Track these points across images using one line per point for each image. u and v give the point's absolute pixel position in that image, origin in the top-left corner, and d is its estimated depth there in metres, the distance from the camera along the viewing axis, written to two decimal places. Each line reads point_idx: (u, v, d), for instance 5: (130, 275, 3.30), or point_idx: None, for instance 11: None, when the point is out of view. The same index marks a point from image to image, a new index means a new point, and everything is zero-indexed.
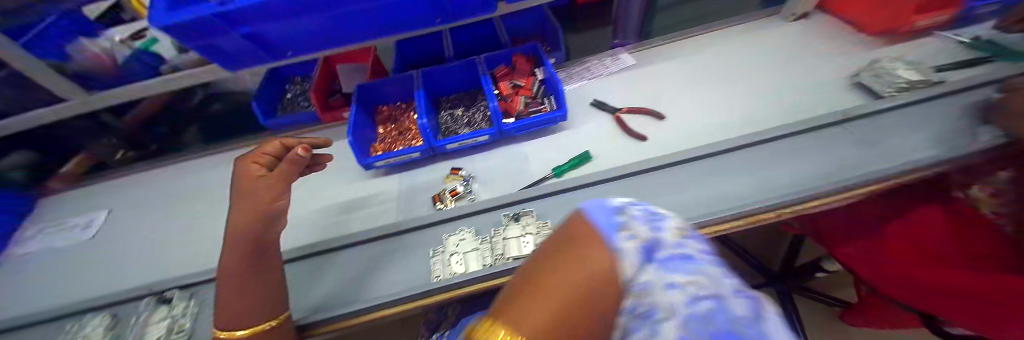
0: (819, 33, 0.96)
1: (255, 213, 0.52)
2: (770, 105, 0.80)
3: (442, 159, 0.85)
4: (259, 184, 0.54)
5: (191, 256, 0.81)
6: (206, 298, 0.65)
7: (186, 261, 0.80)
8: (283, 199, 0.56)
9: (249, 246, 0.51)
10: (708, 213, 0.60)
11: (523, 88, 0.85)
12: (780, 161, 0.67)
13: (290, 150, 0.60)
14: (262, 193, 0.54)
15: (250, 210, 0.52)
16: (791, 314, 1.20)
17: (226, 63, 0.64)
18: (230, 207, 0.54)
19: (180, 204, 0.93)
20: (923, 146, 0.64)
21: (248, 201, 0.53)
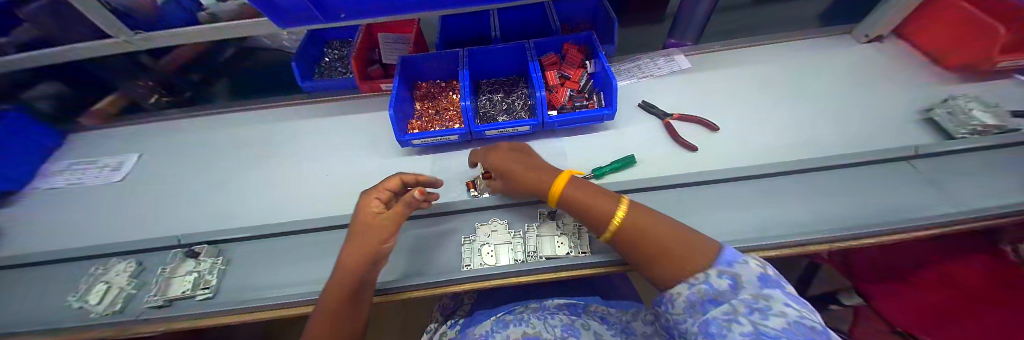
0: (881, 63, 0.92)
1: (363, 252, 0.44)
2: (826, 131, 0.76)
3: (477, 145, 0.83)
4: (373, 221, 0.46)
5: (213, 209, 0.81)
6: (234, 258, 0.67)
7: (208, 213, 0.80)
8: (389, 242, 0.47)
9: (353, 289, 0.43)
10: (760, 236, 0.57)
11: (571, 81, 0.84)
12: (840, 190, 0.63)
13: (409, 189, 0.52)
14: (376, 231, 0.45)
15: (360, 248, 0.44)
16: None
17: (275, 18, 0.61)
18: (344, 242, 0.46)
19: (207, 157, 0.94)
20: (1001, 194, 0.59)
21: (360, 234, 0.46)
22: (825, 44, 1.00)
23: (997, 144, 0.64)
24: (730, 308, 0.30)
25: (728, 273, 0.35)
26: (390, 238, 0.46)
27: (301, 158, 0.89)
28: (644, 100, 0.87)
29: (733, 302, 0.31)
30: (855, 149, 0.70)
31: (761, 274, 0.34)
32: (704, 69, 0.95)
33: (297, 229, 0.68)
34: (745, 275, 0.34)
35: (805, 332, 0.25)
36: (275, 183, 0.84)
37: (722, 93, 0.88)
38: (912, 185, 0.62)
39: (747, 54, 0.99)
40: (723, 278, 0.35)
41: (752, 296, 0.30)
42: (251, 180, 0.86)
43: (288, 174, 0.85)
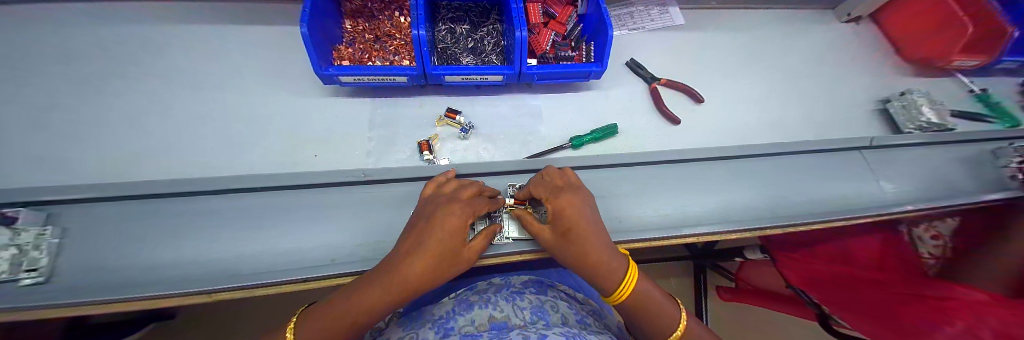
0: (859, 44, 0.90)
1: (440, 273, 0.38)
2: (800, 113, 0.75)
3: (432, 92, 0.66)
4: (464, 253, 0.40)
5: (31, 152, 0.55)
6: (80, 228, 0.47)
7: (16, 159, 0.54)
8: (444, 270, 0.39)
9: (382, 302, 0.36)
10: (728, 222, 0.56)
11: (556, 21, 0.68)
12: (804, 178, 0.63)
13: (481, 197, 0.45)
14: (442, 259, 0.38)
15: (441, 266, 0.38)
16: (701, 290, 1.23)
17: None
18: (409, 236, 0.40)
19: (10, 73, 0.62)
20: (918, 190, 0.66)
21: (442, 258, 0.38)
22: (814, 16, 0.93)
23: (933, 143, 0.70)
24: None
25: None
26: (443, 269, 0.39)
27: (179, 89, 0.63)
28: (633, 58, 0.76)
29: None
30: (822, 136, 0.71)
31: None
32: (698, 27, 0.84)
33: (181, 191, 0.50)
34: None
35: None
36: (140, 122, 0.59)
37: (710, 59, 0.80)
38: (861, 177, 0.65)
39: (741, 13, 0.89)
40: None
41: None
42: (100, 115, 0.59)
43: (161, 111, 0.61)
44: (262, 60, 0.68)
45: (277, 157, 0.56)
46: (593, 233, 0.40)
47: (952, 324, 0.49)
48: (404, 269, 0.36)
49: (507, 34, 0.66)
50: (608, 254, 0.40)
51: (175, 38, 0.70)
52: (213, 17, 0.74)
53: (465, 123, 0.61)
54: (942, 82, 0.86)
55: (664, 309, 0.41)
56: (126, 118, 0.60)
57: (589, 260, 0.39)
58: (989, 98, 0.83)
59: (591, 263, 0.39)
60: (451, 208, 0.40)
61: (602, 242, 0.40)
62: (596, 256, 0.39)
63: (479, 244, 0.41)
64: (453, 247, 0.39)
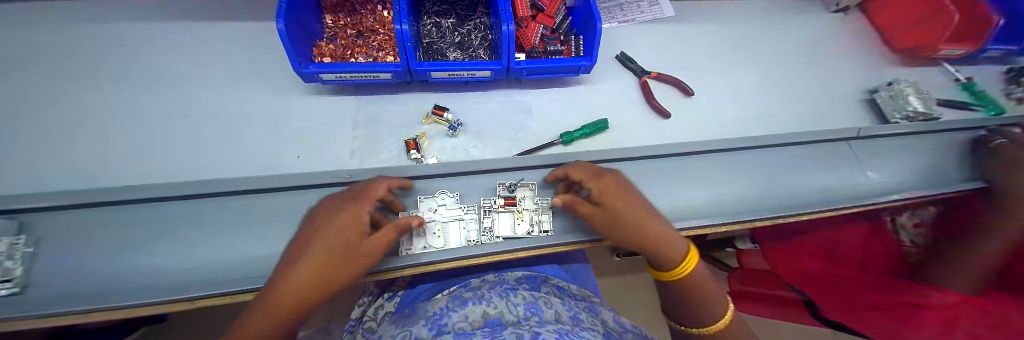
0: (849, 33, 0.90)
1: (341, 275, 0.32)
2: (790, 104, 0.75)
3: (419, 89, 0.65)
4: (367, 246, 0.34)
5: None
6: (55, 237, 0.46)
7: None
8: (335, 271, 0.31)
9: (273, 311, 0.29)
10: (719, 215, 0.56)
11: (543, 14, 0.66)
12: (792, 170, 0.64)
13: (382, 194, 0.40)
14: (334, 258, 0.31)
15: (332, 268, 0.31)
16: None
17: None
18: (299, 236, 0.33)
19: None
20: (903, 179, 0.67)
21: (333, 258, 0.31)
22: (803, 6, 0.92)
23: (919, 132, 0.71)
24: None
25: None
26: (334, 269, 0.31)
27: (151, 90, 0.60)
28: (622, 52, 0.75)
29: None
30: (809, 128, 0.71)
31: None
32: (688, 18, 0.83)
33: (160, 196, 0.48)
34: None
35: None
36: (114, 124, 0.57)
37: (701, 52, 0.79)
38: (848, 167, 0.66)
39: (732, 5, 0.88)
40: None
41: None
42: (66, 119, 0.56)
43: (134, 113, 0.58)
44: (239, 58, 0.65)
45: (258, 158, 0.54)
46: (653, 215, 0.40)
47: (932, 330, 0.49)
48: (291, 275, 0.29)
49: (494, 28, 0.64)
50: (669, 232, 0.40)
51: (146, 37, 0.67)
52: (185, 14, 0.70)
53: (453, 120, 0.60)
54: (929, 71, 0.87)
55: (716, 294, 0.42)
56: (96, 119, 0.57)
57: (655, 237, 0.39)
58: (974, 86, 0.84)
59: (660, 239, 0.39)
60: (344, 206, 0.35)
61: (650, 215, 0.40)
62: (661, 233, 0.39)
63: (386, 237, 0.35)
64: (346, 242, 0.32)
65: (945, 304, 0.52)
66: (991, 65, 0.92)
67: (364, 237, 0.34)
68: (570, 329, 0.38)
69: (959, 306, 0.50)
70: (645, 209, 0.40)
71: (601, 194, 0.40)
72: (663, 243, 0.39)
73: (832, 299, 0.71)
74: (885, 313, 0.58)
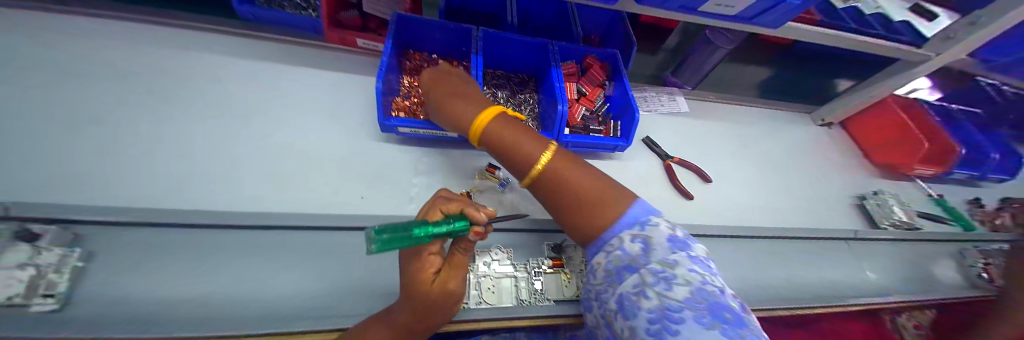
0: (834, 143, 1.05)
1: (423, 314, 0.40)
2: (794, 201, 0.84)
3: (472, 146, 0.72)
4: (434, 289, 0.39)
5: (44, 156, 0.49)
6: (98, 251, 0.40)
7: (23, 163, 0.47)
8: (429, 313, 0.40)
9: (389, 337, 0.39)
10: (748, 300, 0.60)
11: (587, 98, 0.77)
12: (805, 263, 0.70)
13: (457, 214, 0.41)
14: (427, 305, 0.39)
15: (425, 312, 0.39)
16: None
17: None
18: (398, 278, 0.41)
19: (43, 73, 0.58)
20: (899, 282, 0.74)
21: (424, 304, 0.39)
22: (793, 116, 1.09)
23: (907, 239, 0.80)
24: (640, 279, 0.35)
25: (641, 236, 0.39)
26: (427, 310, 0.39)
27: (226, 115, 0.63)
28: (648, 136, 0.85)
29: (643, 270, 0.36)
30: (812, 224, 0.79)
31: (669, 235, 0.39)
32: (702, 113, 0.96)
33: (234, 225, 0.47)
34: (656, 237, 0.38)
35: (705, 296, 0.32)
36: (183, 140, 0.58)
37: (718, 144, 0.89)
38: (849, 267, 0.72)
39: (738, 109, 1.02)
40: (636, 242, 0.39)
41: (661, 266, 0.35)
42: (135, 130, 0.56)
43: (220, 136, 0.60)
44: (315, 98, 0.72)
45: (325, 196, 0.58)
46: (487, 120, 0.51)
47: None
48: (398, 317, 0.39)
49: (546, 105, 0.75)
50: (535, 143, 0.48)
51: (229, 66, 0.72)
52: (271, 52, 0.77)
53: (505, 177, 0.66)
54: (903, 184, 1.00)
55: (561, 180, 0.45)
56: (184, 138, 0.58)
57: (497, 135, 0.50)
58: (945, 202, 0.97)
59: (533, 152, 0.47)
60: (420, 256, 0.40)
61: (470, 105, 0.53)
62: (504, 131, 0.50)
63: (451, 274, 0.40)
64: (417, 289, 0.38)
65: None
66: (949, 184, 1.08)
67: (433, 279, 0.39)
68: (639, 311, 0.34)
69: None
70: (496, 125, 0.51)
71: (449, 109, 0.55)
72: (513, 143, 0.49)
73: None
74: None
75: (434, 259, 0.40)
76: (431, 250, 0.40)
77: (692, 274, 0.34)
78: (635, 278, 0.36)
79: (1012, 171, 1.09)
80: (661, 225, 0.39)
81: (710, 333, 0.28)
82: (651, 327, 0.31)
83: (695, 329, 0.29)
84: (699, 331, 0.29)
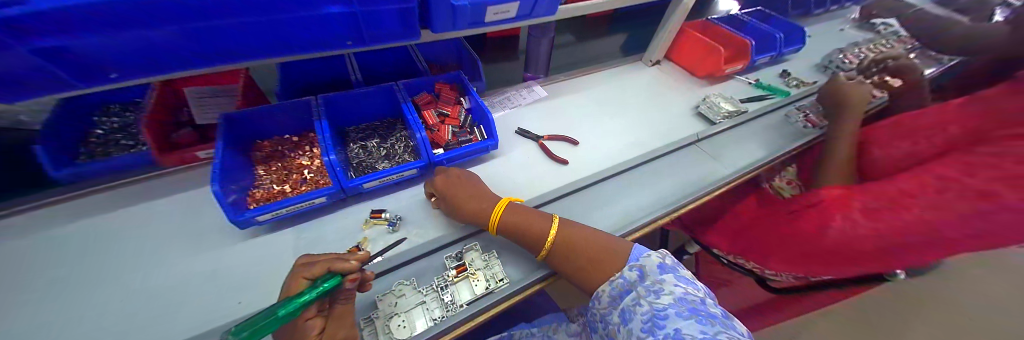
0: (671, 73, 1.28)
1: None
2: (653, 129, 0.99)
3: (355, 202, 0.73)
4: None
5: None
6: None
7: None
8: None
9: None
10: (631, 224, 0.68)
11: (449, 118, 0.84)
12: (671, 174, 0.83)
13: (322, 274, 0.42)
14: None
15: None
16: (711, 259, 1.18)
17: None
18: None
19: None
20: (746, 156, 0.90)
21: None
22: (635, 65, 1.31)
23: (739, 122, 0.99)
24: (636, 295, 0.44)
25: (637, 265, 0.48)
26: None
27: (45, 289, 0.55)
28: (519, 127, 0.95)
29: (637, 289, 0.45)
30: (670, 140, 0.94)
31: (660, 262, 0.47)
32: (560, 90, 1.10)
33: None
34: (649, 264, 0.47)
35: (684, 303, 0.39)
36: None
37: (580, 110, 1.03)
38: (706, 162, 0.87)
39: (590, 77, 1.19)
40: (633, 270, 0.47)
41: (652, 281, 0.44)
42: None
43: (51, 310, 0.52)
44: (169, 226, 0.67)
45: (199, 317, 0.53)
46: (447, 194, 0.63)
47: (836, 220, 0.66)
48: None
49: (411, 137, 0.80)
50: (475, 205, 0.61)
51: (46, 236, 0.64)
52: (106, 201, 0.71)
53: (391, 217, 0.69)
54: (730, 83, 1.24)
55: (514, 227, 0.58)
56: (2, 333, 0.49)
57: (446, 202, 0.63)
58: (763, 83, 1.22)
59: (476, 211, 0.61)
60: (297, 325, 0.39)
61: (462, 200, 0.62)
62: (450, 199, 0.63)
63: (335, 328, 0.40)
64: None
65: (828, 197, 0.69)
66: (765, 68, 1.36)
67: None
68: (630, 326, 0.42)
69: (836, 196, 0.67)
70: (448, 196, 0.63)
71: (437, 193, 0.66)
72: (456, 206, 0.62)
73: (785, 238, 0.83)
74: (814, 219, 0.71)
75: (310, 322, 0.40)
76: (306, 314, 0.40)
77: (674, 287, 0.42)
78: (632, 295, 0.45)
79: (800, 42, 1.41)
80: (653, 255, 0.48)
81: (687, 322, 0.36)
82: (645, 325, 0.40)
83: (675, 319, 0.37)
84: (679, 321, 0.37)
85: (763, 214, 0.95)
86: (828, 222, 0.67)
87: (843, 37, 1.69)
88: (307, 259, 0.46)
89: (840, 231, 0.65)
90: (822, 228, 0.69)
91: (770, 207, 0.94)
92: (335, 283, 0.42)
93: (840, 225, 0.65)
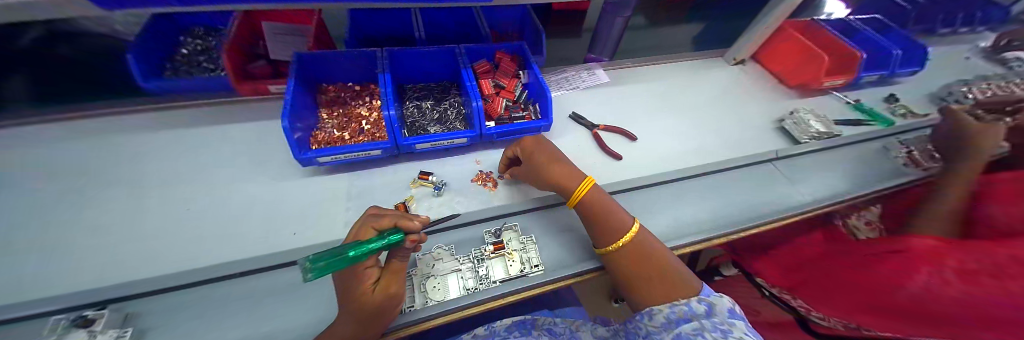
0: (751, 77, 1.13)
1: (366, 324, 0.41)
2: (721, 137, 0.89)
3: (404, 160, 0.74)
4: (371, 298, 0.39)
5: None
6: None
7: None
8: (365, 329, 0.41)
9: None
10: (682, 237, 0.63)
11: (506, 90, 0.81)
12: (735, 190, 0.75)
13: (383, 229, 0.42)
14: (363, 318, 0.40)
15: (362, 327, 0.41)
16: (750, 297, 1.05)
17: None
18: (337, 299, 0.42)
19: None
20: (827, 186, 0.79)
21: (359, 323, 0.40)
22: (710, 62, 1.17)
23: (826, 146, 0.86)
24: (700, 325, 0.41)
25: (706, 300, 0.45)
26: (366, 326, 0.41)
27: (141, 188, 0.63)
28: (574, 111, 0.89)
29: (700, 321, 0.42)
30: (739, 153, 0.85)
31: (730, 307, 0.44)
32: (624, 78, 1.02)
33: (162, 288, 0.46)
34: (720, 305, 0.44)
35: None
36: (89, 223, 0.56)
37: (642, 103, 0.95)
38: (777, 184, 0.77)
39: (657, 68, 1.08)
40: (700, 304, 0.44)
41: (722, 320, 0.41)
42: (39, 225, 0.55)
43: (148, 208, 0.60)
44: (239, 151, 0.73)
45: (258, 239, 0.58)
46: (538, 152, 0.63)
47: (921, 272, 0.51)
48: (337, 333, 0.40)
49: (466, 104, 0.78)
50: (560, 173, 0.59)
51: (141, 141, 0.71)
52: (189, 118, 0.78)
53: (438, 181, 0.69)
54: (822, 99, 1.08)
55: (601, 207, 0.56)
56: (106, 219, 0.57)
57: (532, 162, 0.62)
58: (864, 106, 1.04)
59: (561, 178, 0.59)
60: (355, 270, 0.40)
61: (549, 166, 0.60)
62: (537, 159, 0.62)
63: (388, 281, 0.41)
64: (356, 303, 0.39)
65: (921, 244, 0.53)
66: (868, 88, 1.16)
67: (372, 289, 0.40)
68: None
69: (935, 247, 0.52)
70: (538, 155, 0.62)
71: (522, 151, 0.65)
72: (541, 167, 0.60)
73: (859, 285, 0.67)
74: (896, 267, 0.56)
75: (367, 271, 0.40)
76: (364, 263, 0.40)
77: (746, 335, 0.39)
78: (693, 324, 0.42)
79: (920, 61, 1.17)
80: (726, 299, 0.45)
81: None
82: None
83: None
84: None
85: (840, 256, 0.79)
86: (910, 274, 0.53)
87: (978, 64, 1.39)
88: (370, 215, 0.45)
89: (921, 287, 0.51)
90: (899, 280, 0.55)
91: (851, 248, 0.78)
92: (397, 240, 0.41)
93: (923, 280, 0.51)
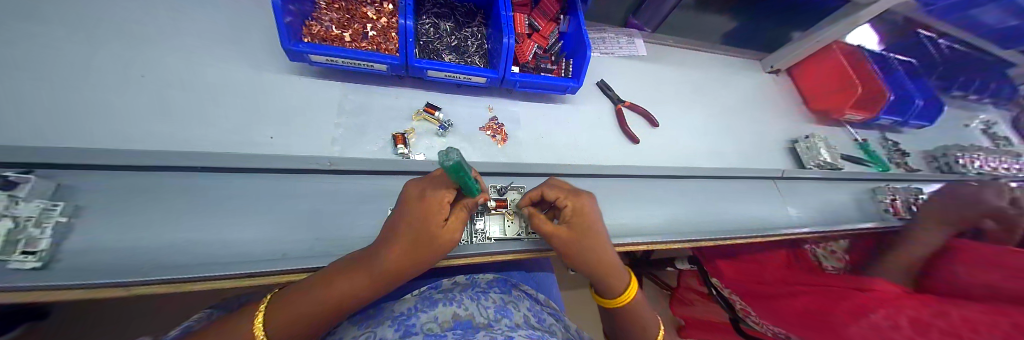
0: (780, 90, 1.09)
1: (418, 258, 0.36)
2: (735, 146, 0.87)
3: (410, 85, 0.65)
4: (442, 235, 0.37)
5: None
6: None
7: None
8: (413, 261, 0.36)
9: (377, 280, 0.34)
10: (679, 233, 0.63)
11: (539, 35, 0.71)
12: (734, 200, 0.75)
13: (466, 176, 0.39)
14: (425, 245, 0.36)
15: (412, 257, 0.35)
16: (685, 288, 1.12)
17: None
18: (389, 223, 0.36)
19: None
20: (815, 216, 0.81)
21: (413, 249, 0.35)
22: (746, 63, 1.10)
23: (827, 178, 0.88)
24: None
25: None
26: (414, 258, 0.36)
27: (73, 35, 0.49)
28: (602, 80, 0.81)
29: None
30: (747, 165, 0.84)
31: None
32: (660, 57, 0.93)
33: (109, 167, 0.39)
34: None
35: None
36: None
37: (671, 90, 0.88)
38: (772, 203, 0.79)
39: (695, 56, 1.01)
40: None
41: None
42: None
43: (78, 61, 0.47)
44: (208, 24, 0.59)
45: (226, 134, 0.49)
46: (595, 223, 0.44)
47: (876, 313, 0.52)
48: (383, 257, 0.34)
49: (492, 39, 0.68)
50: (609, 260, 0.45)
51: None
52: None
53: (444, 119, 0.61)
54: (834, 131, 1.08)
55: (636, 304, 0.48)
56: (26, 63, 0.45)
57: (589, 239, 0.43)
58: (869, 147, 1.06)
59: (609, 266, 0.45)
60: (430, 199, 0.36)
61: (605, 246, 0.44)
62: (592, 236, 0.43)
63: (457, 221, 0.38)
64: (427, 232, 0.35)
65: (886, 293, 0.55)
66: (875, 131, 1.17)
67: (442, 224, 0.37)
68: None
69: (900, 299, 0.53)
70: (596, 229, 0.43)
71: (568, 213, 0.43)
72: (595, 253, 0.43)
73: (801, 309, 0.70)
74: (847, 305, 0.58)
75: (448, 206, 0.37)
76: (446, 196, 0.36)
77: None
78: None
79: (935, 116, 1.18)
80: None
81: None
82: None
83: None
84: None
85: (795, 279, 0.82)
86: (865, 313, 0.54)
87: (970, 134, 1.44)
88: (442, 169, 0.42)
89: (867, 325, 0.52)
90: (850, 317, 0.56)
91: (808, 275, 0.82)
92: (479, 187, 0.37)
93: (873, 320, 0.52)
